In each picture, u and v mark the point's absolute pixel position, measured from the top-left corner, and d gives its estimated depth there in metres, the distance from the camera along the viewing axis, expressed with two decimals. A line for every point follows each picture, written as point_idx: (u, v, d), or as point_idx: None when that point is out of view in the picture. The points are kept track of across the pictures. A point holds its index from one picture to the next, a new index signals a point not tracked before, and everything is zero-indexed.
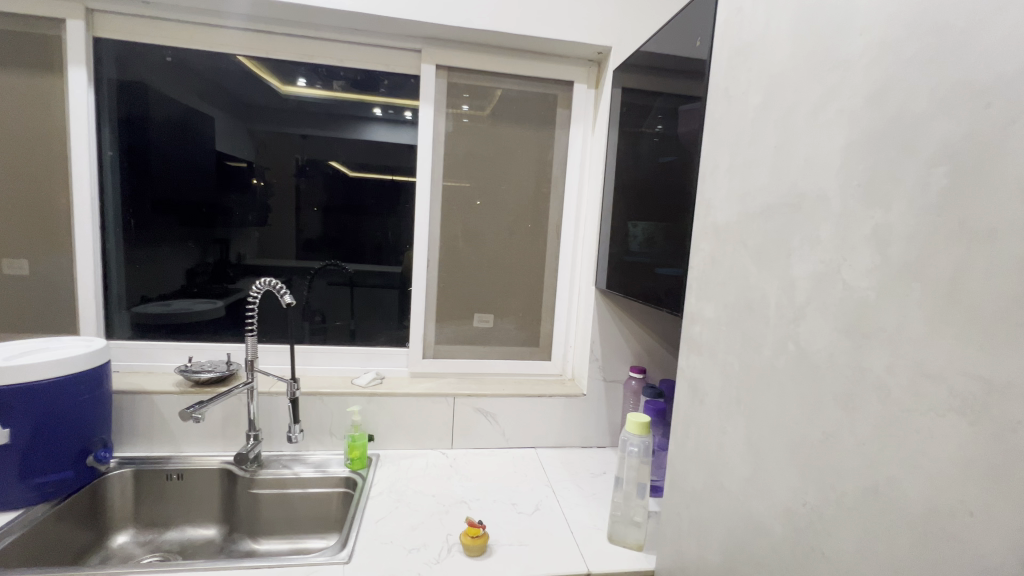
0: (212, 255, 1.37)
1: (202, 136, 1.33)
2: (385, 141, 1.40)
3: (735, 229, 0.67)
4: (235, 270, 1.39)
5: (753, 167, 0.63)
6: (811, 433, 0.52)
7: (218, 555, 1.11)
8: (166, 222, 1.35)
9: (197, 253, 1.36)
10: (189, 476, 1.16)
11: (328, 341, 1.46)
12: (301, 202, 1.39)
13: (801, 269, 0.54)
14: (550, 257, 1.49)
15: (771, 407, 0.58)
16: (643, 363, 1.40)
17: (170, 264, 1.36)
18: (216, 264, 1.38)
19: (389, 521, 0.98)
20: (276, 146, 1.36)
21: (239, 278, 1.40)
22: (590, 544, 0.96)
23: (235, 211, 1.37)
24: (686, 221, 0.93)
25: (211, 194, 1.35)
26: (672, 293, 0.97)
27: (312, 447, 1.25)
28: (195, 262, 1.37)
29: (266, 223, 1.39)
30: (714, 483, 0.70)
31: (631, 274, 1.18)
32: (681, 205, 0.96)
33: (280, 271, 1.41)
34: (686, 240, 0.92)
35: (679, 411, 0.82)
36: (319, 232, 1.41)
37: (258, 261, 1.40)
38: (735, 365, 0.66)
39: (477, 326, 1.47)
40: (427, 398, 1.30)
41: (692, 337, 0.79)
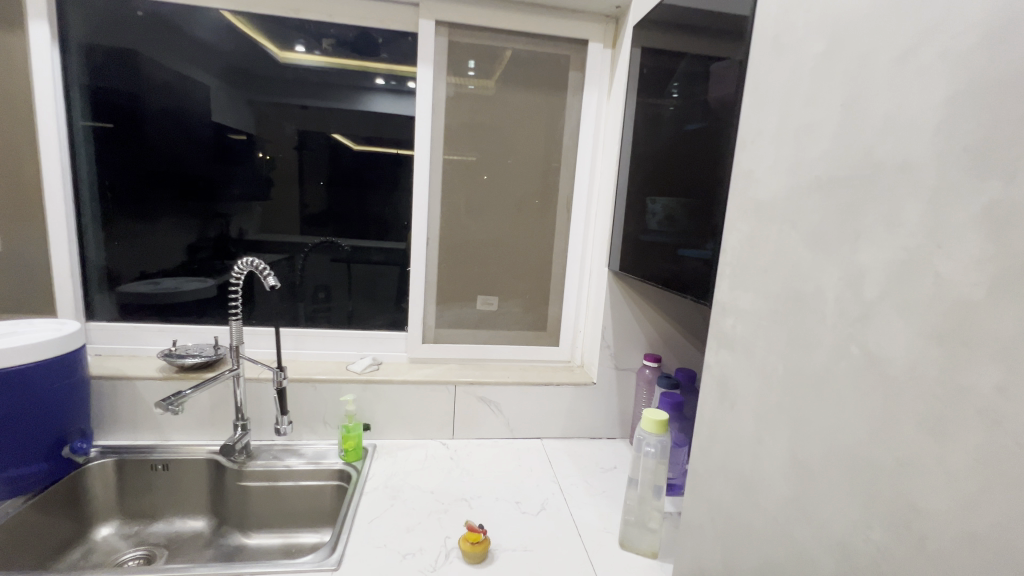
0: (213, 230, 1.28)
1: (188, 104, 1.22)
2: (389, 112, 1.28)
3: (783, 205, 0.56)
4: (236, 245, 1.30)
5: (810, 128, 0.51)
6: (873, 464, 0.41)
7: (205, 550, 1.05)
8: (157, 194, 1.25)
9: (196, 227, 1.27)
10: (175, 466, 1.10)
11: (323, 323, 1.38)
12: (304, 177, 1.29)
13: (870, 256, 0.42)
14: (560, 237, 1.38)
15: (824, 425, 0.48)
16: (658, 350, 1.30)
17: (170, 241, 1.28)
18: (217, 240, 1.29)
19: (383, 522, 0.91)
20: (276, 118, 1.25)
21: (240, 253, 1.31)
22: (600, 550, 0.88)
23: (232, 184, 1.27)
24: (717, 197, 0.81)
25: (207, 166, 1.25)
26: (697, 278, 0.86)
27: (305, 436, 1.18)
28: (195, 237, 1.28)
29: (267, 198, 1.29)
30: (747, 500, 0.60)
31: (649, 256, 1.08)
32: (711, 179, 0.84)
33: (283, 247, 1.32)
34: (717, 219, 0.81)
35: (704, 412, 0.73)
36: (323, 206, 1.31)
37: (260, 236, 1.30)
38: (779, 368, 0.56)
39: (480, 309, 1.38)
40: (426, 386, 1.23)
41: (723, 331, 0.68)
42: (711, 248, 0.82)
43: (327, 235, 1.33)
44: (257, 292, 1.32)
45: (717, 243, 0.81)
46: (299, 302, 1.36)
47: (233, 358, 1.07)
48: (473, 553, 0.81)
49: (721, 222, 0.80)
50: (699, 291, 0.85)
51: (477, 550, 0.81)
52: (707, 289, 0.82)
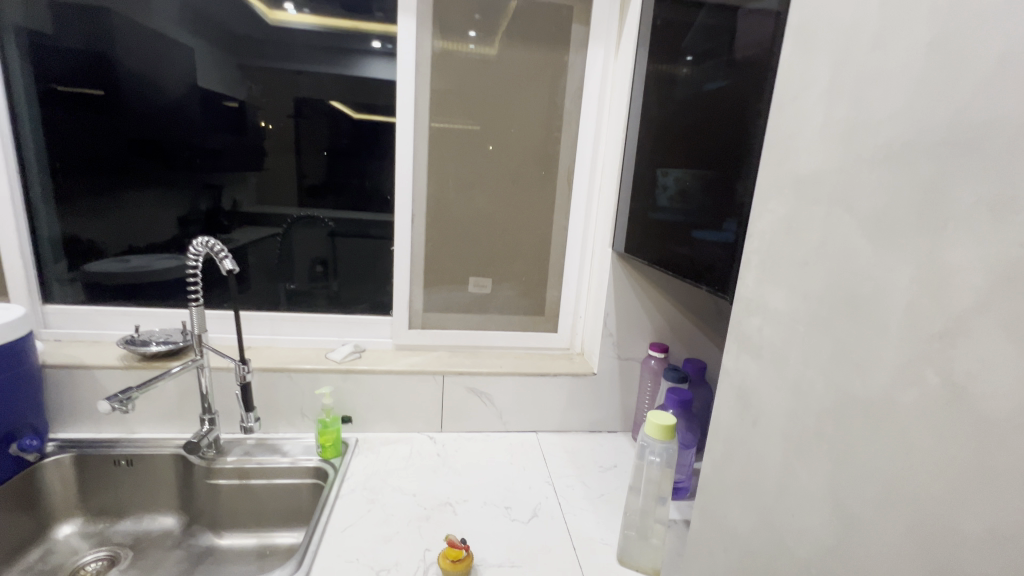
0: (205, 202, 1.19)
1: (167, 67, 1.11)
2: (385, 79, 1.16)
3: (827, 177, 0.42)
4: (229, 218, 1.21)
5: (873, 71, 0.37)
6: (959, 555, 0.29)
7: (173, 551, 0.98)
8: (136, 162, 1.15)
9: (187, 197, 1.18)
10: (140, 462, 1.02)
11: (303, 306, 1.28)
12: (302, 146, 1.19)
13: (960, 246, 0.29)
14: (559, 214, 1.26)
15: (879, 480, 0.35)
16: (665, 339, 1.20)
17: (160, 214, 1.18)
18: (210, 212, 1.20)
19: (358, 531, 0.83)
20: (272, 85, 1.14)
21: (234, 227, 1.22)
22: (595, 564, 0.79)
23: (225, 153, 1.18)
24: (745, 170, 0.68)
25: (195, 134, 1.16)
26: (716, 265, 0.74)
27: (281, 428, 1.10)
28: (186, 209, 1.19)
29: (262, 167, 1.19)
30: (774, 540, 0.50)
31: (659, 236, 0.95)
32: (737, 147, 0.71)
33: (279, 222, 1.23)
34: (745, 195, 0.68)
35: (719, 427, 0.62)
36: (322, 177, 1.22)
37: (256, 209, 1.21)
38: (817, 387, 0.43)
39: (472, 292, 1.27)
40: (411, 376, 1.13)
41: (748, 333, 0.57)
42: (734, 230, 0.70)
43: (326, 209, 1.24)
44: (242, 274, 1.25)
45: (742, 225, 0.68)
46: (299, 276, 1.28)
47: (197, 346, 0.97)
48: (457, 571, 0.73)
49: (749, 199, 0.67)
50: (718, 281, 0.73)
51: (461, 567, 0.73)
52: (729, 279, 0.70)
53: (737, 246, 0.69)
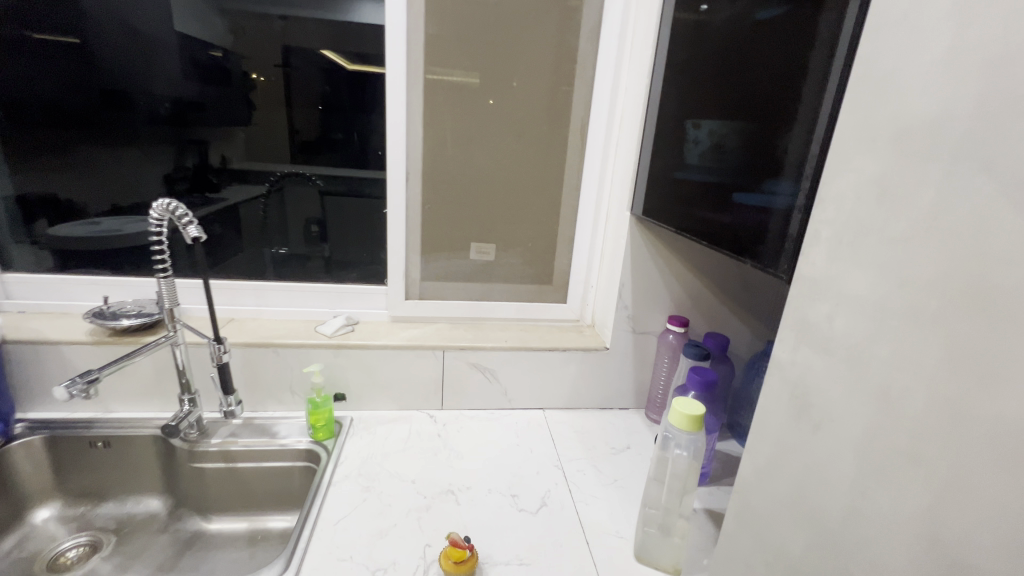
0: (192, 158, 1.07)
1: (131, 5, 0.97)
2: (378, 21, 1.02)
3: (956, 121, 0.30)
4: (218, 175, 1.09)
5: None
6: None
7: (159, 536, 0.92)
8: (108, 113, 1.03)
9: (172, 154, 1.07)
10: (118, 444, 0.95)
11: (291, 275, 1.18)
12: (294, 98, 1.06)
13: None
14: (570, 173, 1.13)
15: None
16: (685, 312, 1.10)
17: (144, 172, 1.07)
18: (197, 170, 1.08)
19: (352, 524, 0.76)
20: (254, 29, 1.01)
21: (224, 186, 1.10)
22: (610, 562, 0.73)
23: (208, 105, 1.05)
24: (807, 117, 0.55)
25: (169, 83, 1.02)
26: (763, 235, 0.62)
27: (270, 406, 1.03)
28: (173, 167, 1.08)
29: (251, 120, 1.07)
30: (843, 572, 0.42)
31: (686, 199, 0.84)
32: (797, 90, 0.58)
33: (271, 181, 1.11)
34: (805, 150, 0.55)
35: (766, 427, 0.53)
36: (318, 133, 1.09)
37: (247, 166, 1.09)
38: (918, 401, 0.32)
39: (474, 260, 1.17)
40: (409, 352, 1.05)
41: (815, 324, 0.47)
42: (789, 194, 0.57)
43: (325, 167, 1.11)
44: (225, 237, 1.13)
45: (801, 186, 0.55)
46: (293, 240, 1.17)
47: (168, 322, 0.88)
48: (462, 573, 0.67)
49: (814, 154, 0.54)
50: (766, 254, 0.61)
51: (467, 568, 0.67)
52: (781, 253, 0.58)
53: (793, 213, 0.56)
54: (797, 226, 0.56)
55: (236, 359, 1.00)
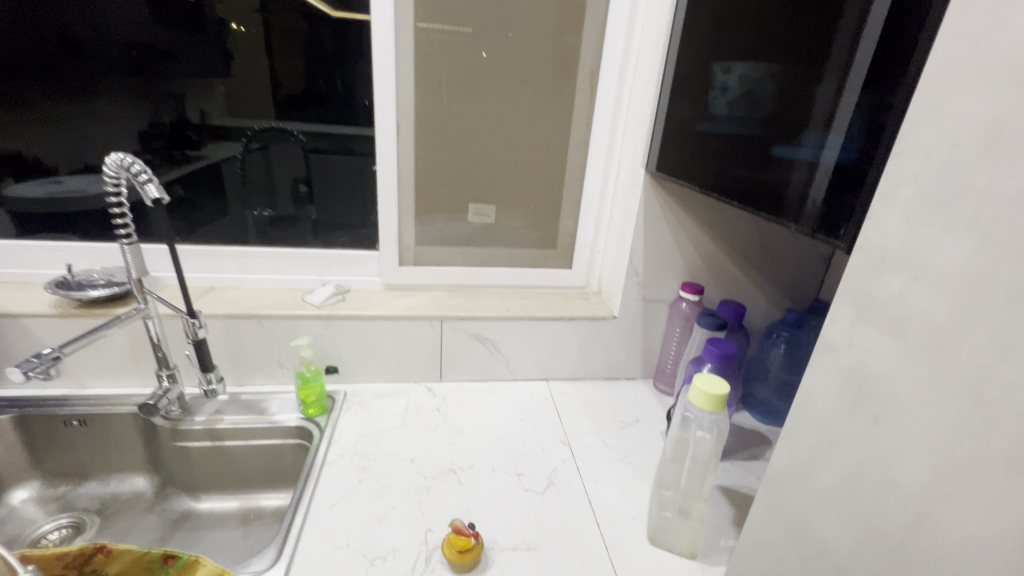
0: (168, 115, 0.96)
1: None
2: None
3: None
4: (198, 132, 0.99)
5: None
6: None
7: (146, 516, 0.88)
8: (62, 60, 0.90)
9: (144, 109, 0.95)
10: (95, 422, 0.89)
11: (275, 239, 1.09)
12: (273, 47, 0.94)
13: None
14: (578, 126, 1.02)
15: None
16: (699, 278, 1.03)
17: (115, 130, 0.96)
18: (174, 127, 0.97)
19: (349, 508, 0.72)
20: None
21: (205, 143, 1.00)
22: (622, 545, 0.69)
23: (180, 54, 0.93)
24: (842, 58, 0.49)
25: (128, 25, 0.89)
26: (782, 193, 0.57)
27: (257, 379, 0.98)
28: (147, 123, 0.96)
29: (229, 72, 0.95)
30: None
31: (707, 155, 0.75)
32: (835, 26, 0.50)
33: (261, 135, 1.01)
34: (836, 97, 0.49)
35: (809, 414, 0.48)
36: (303, 87, 0.98)
37: (229, 122, 0.99)
38: None
39: (473, 223, 1.08)
40: (404, 322, 0.98)
41: (885, 302, 0.40)
42: (815, 146, 0.52)
43: (314, 123, 1.01)
44: (203, 196, 1.04)
45: (827, 139, 0.50)
46: (280, 201, 1.07)
47: (137, 293, 0.79)
48: (467, 563, 0.62)
49: (848, 101, 0.48)
50: (784, 214, 0.56)
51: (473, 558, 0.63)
52: (798, 212, 0.53)
53: (817, 167, 0.51)
54: (820, 183, 0.50)
55: (218, 331, 0.93)
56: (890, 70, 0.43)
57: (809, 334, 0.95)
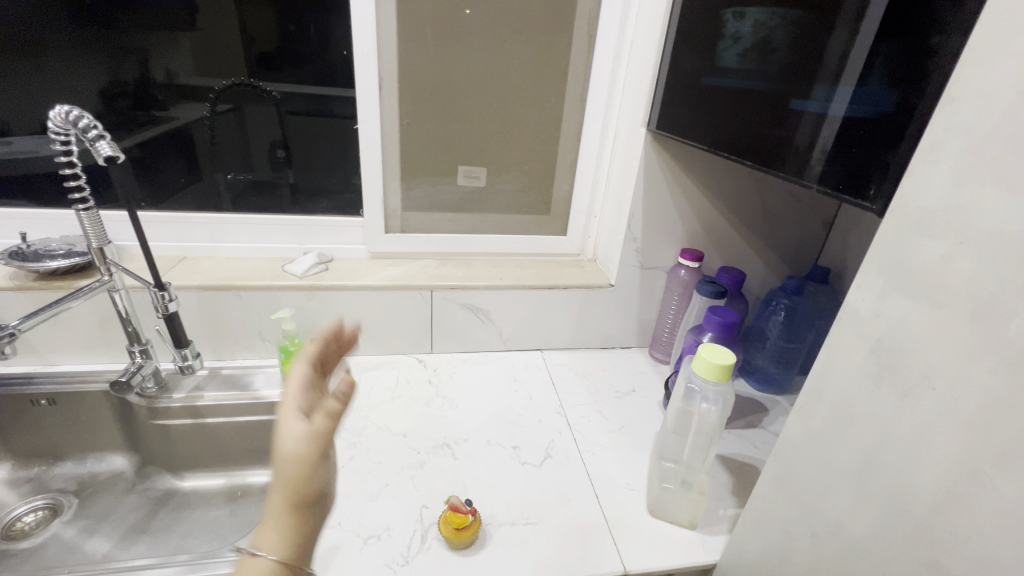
0: (131, 72, 0.87)
1: None
2: None
3: None
4: (164, 91, 0.89)
5: None
6: None
7: (126, 496, 0.85)
8: (1, 7, 0.80)
9: (104, 65, 0.85)
10: (65, 402, 0.84)
11: (250, 206, 1.02)
12: None
13: None
14: (575, 82, 0.96)
15: None
16: (698, 245, 1.00)
17: (74, 89, 0.87)
18: (138, 84, 0.88)
19: (340, 486, 0.69)
20: None
21: (173, 103, 0.91)
22: (622, 516, 0.68)
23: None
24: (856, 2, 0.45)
25: None
26: (790, 149, 0.54)
27: (238, 353, 0.93)
28: (108, 79, 0.87)
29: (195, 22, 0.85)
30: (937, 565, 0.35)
31: (714, 111, 0.70)
32: None
33: (229, 96, 0.92)
34: (848, 45, 0.46)
35: (826, 387, 0.45)
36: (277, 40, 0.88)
37: (199, 80, 0.89)
38: None
39: (462, 186, 1.02)
40: (392, 293, 0.93)
41: (923, 268, 0.36)
42: (824, 99, 0.49)
43: (289, 86, 0.92)
44: (170, 159, 0.96)
45: (837, 91, 0.47)
46: (257, 166, 0.99)
47: (100, 263, 0.73)
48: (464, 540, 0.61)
49: (861, 50, 0.45)
50: (794, 172, 0.53)
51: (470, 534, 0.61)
52: (805, 169, 0.51)
53: (824, 122, 0.49)
54: (825, 137, 0.48)
55: (193, 304, 0.87)
56: (913, 13, 0.40)
57: (809, 301, 0.93)
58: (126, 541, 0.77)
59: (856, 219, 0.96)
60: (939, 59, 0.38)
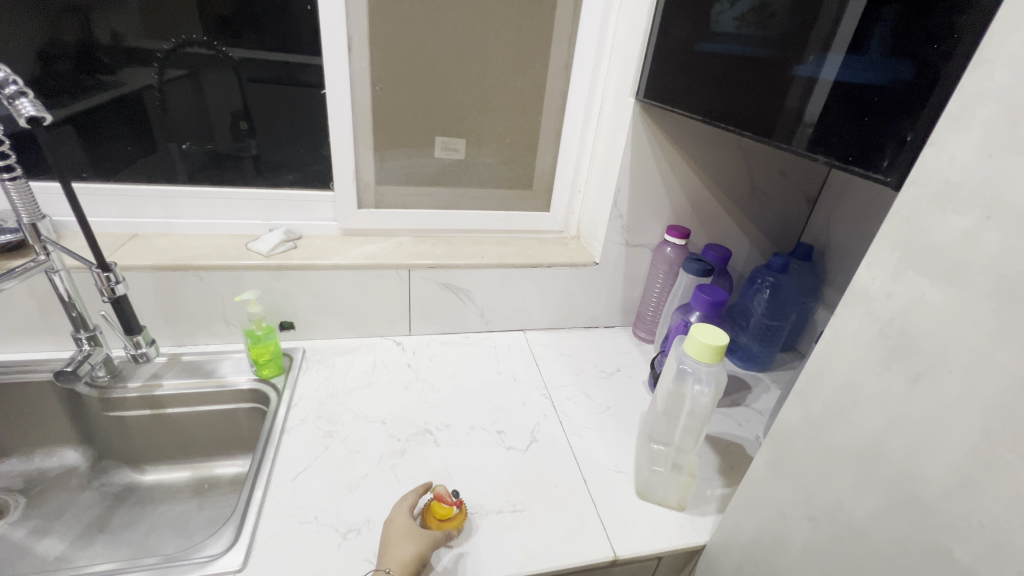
0: (63, 28, 0.76)
1: None
2: None
3: None
4: (103, 51, 0.79)
5: None
6: None
7: (82, 493, 0.79)
8: None
9: (37, 22, 0.75)
10: (5, 393, 0.77)
11: (208, 179, 0.93)
12: None
13: None
14: (559, 48, 0.90)
15: None
16: (683, 221, 0.97)
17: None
18: (75, 44, 0.78)
19: (315, 478, 0.65)
20: None
21: (114, 66, 0.81)
22: (611, 500, 0.66)
23: None
24: None
25: None
26: (794, 119, 0.50)
27: (202, 338, 0.87)
28: (36, 37, 0.76)
29: None
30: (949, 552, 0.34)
31: (708, 78, 0.66)
32: None
33: (178, 59, 0.82)
34: (843, 7, 0.44)
35: (829, 368, 0.43)
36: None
37: (144, 40, 0.80)
38: None
39: (440, 159, 0.96)
40: (368, 273, 0.88)
41: (944, 245, 0.34)
42: (817, 64, 0.47)
43: (249, 51, 0.83)
44: (116, 130, 0.86)
45: (832, 54, 0.45)
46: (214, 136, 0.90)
47: (33, 241, 0.65)
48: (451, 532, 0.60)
49: (857, 11, 0.43)
50: (792, 142, 0.50)
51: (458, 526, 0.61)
52: (796, 136, 0.50)
53: (817, 87, 0.47)
54: (818, 102, 0.47)
55: (147, 287, 0.80)
56: None
57: (792, 278, 0.93)
58: (82, 540, 0.72)
59: (839, 195, 0.95)
60: (964, 18, 0.35)
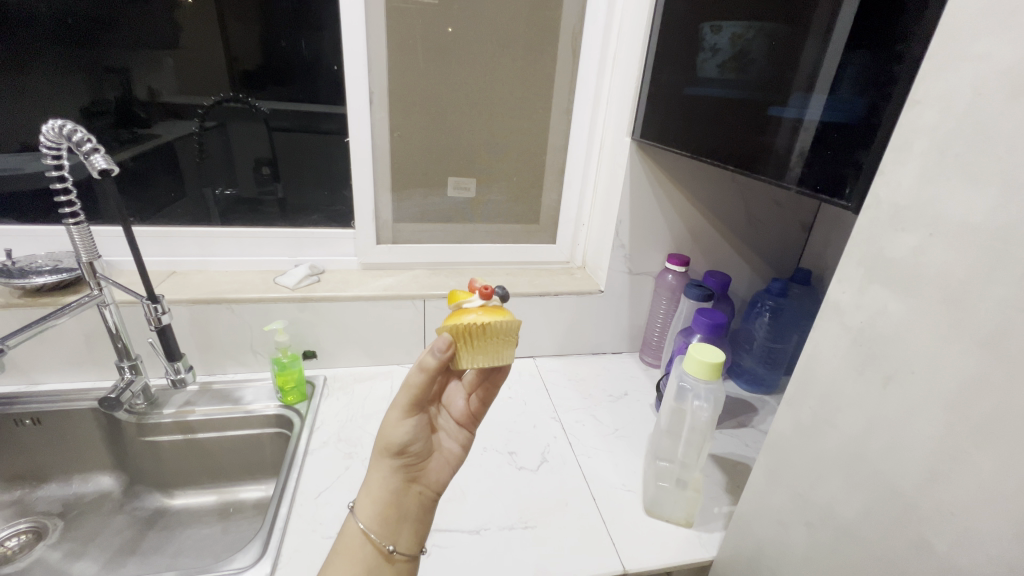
0: (113, 91, 0.87)
1: None
2: None
3: None
4: (147, 109, 0.89)
5: None
6: None
7: (115, 517, 0.82)
8: None
9: (89, 85, 0.85)
10: (52, 420, 0.82)
11: (240, 219, 1.02)
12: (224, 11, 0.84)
13: None
14: (560, 94, 0.98)
15: None
16: (683, 249, 1.02)
17: (55, 109, 0.86)
18: (121, 104, 0.88)
19: (337, 496, 0.68)
20: None
21: (156, 121, 0.90)
22: (620, 517, 0.68)
23: (121, 20, 0.82)
24: (825, 20, 0.49)
25: None
26: (779, 157, 0.55)
27: (229, 367, 0.93)
28: (88, 99, 0.86)
29: (177, 41, 0.85)
30: (932, 543, 0.37)
31: (696, 119, 0.73)
32: None
33: (216, 114, 0.92)
34: (820, 57, 0.49)
35: (813, 378, 0.47)
36: (260, 58, 0.89)
37: (182, 99, 0.89)
38: None
39: (452, 198, 1.04)
40: (385, 304, 0.93)
41: (898, 260, 0.38)
42: (800, 106, 0.52)
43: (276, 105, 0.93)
44: (160, 178, 0.95)
45: (812, 98, 0.50)
46: (242, 181, 0.99)
47: (90, 278, 0.72)
48: (476, 342, 0.52)
49: (833, 61, 0.48)
50: (776, 177, 0.55)
51: (489, 328, 0.51)
52: (784, 172, 0.54)
53: (801, 128, 0.52)
54: (803, 142, 0.51)
55: (183, 319, 0.87)
56: (876, 31, 0.43)
57: (792, 302, 0.96)
58: (114, 562, 0.75)
59: (834, 222, 1.00)
60: (905, 70, 0.41)
